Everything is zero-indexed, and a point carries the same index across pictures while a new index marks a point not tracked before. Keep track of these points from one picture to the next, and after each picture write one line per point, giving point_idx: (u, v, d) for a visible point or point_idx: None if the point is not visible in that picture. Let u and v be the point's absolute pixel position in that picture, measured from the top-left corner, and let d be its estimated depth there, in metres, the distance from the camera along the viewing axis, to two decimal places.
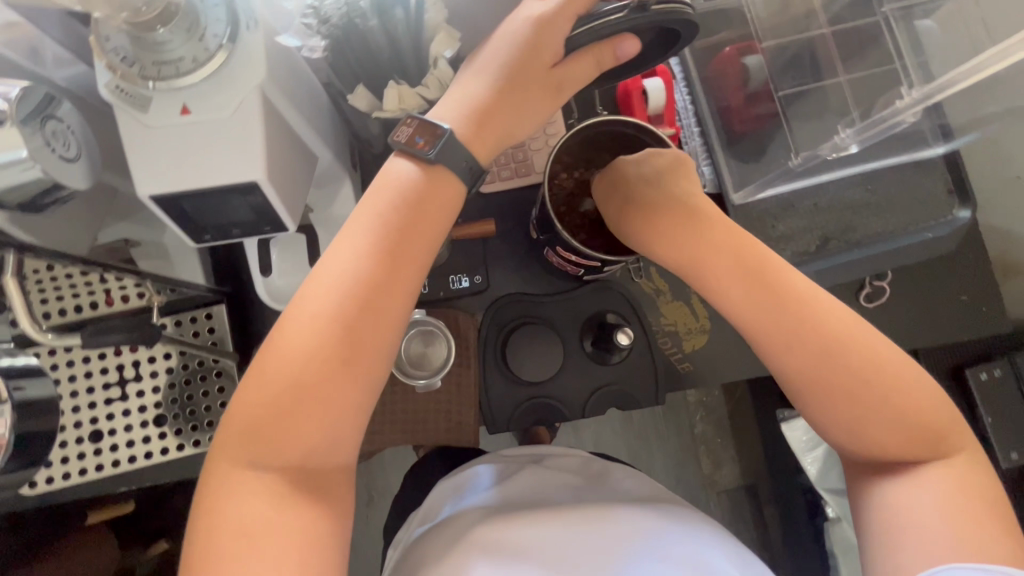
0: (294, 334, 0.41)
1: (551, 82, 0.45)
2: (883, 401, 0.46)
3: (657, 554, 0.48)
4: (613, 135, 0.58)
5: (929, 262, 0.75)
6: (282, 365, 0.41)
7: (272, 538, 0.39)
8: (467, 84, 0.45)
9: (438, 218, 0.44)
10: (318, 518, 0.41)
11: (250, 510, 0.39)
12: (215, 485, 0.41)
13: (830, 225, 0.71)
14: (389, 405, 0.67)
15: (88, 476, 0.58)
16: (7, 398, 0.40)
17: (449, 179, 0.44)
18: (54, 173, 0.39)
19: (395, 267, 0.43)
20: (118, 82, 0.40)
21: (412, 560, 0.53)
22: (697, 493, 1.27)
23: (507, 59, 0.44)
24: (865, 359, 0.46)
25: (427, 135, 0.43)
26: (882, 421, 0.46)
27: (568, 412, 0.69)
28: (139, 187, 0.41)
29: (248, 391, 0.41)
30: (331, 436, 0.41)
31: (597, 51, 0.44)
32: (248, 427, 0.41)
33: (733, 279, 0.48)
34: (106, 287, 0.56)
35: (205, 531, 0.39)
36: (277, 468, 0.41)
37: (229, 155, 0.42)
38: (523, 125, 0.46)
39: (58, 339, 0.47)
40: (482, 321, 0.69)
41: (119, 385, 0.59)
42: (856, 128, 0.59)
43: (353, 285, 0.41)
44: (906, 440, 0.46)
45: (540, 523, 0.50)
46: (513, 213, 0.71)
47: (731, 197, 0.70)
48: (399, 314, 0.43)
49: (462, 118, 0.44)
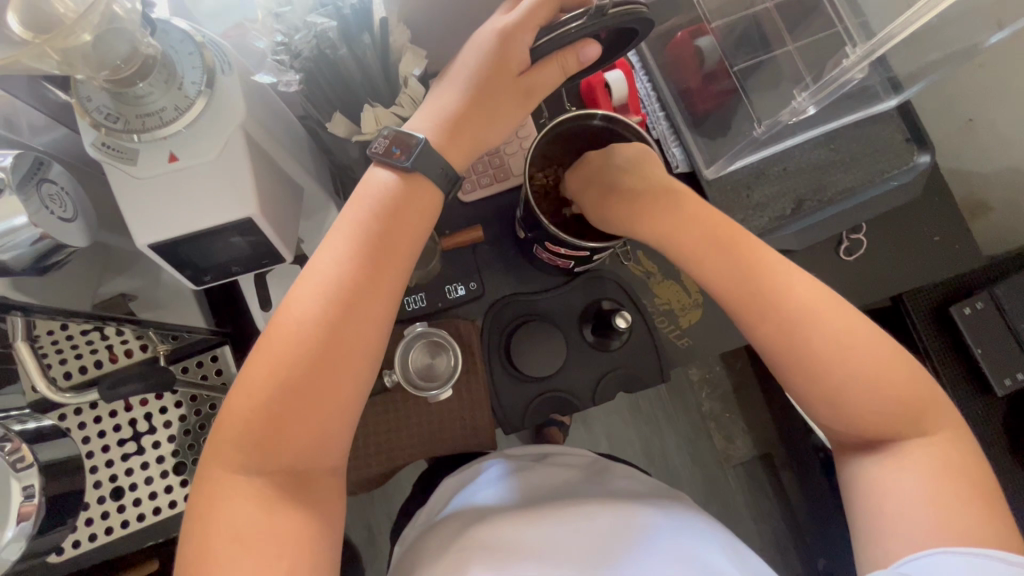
0: (284, 338, 0.41)
1: (519, 89, 0.46)
2: (870, 346, 0.48)
3: (653, 551, 0.48)
4: (584, 132, 0.61)
5: (899, 210, 0.78)
6: (271, 369, 0.41)
7: (263, 542, 0.39)
8: (439, 96, 0.47)
9: (415, 224, 0.45)
10: (305, 520, 0.41)
11: (240, 513, 0.40)
12: (208, 490, 0.41)
13: (802, 187, 0.74)
14: (403, 421, 0.68)
15: (114, 534, 0.57)
16: (33, 462, 0.47)
17: (427, 186, 0.45)
18: (54, 234, 0.40)
19: (376, 271, 0.44)
20: (104, 140, 0.41)
21: (412, 557, 0.55)
22: (714, 469, 1.28)
23: (476, 69, 0.45)
24: (849, 312, 0.50)
25: (404, 147, 0.45)
26: (867, 366, 0.48)
27: (578, 402, 0.71)
28: (137, 236, 0.43)
29: (238, 396, 0.41)
30: (320, 438, 0.42)
31: (562, 57, 0.45)
32: (240, 432, 0.41)
33: (722, 259, 0.51)
34: (108, 343, 0.56)
35: (195, 536, 0.39)
36: (268, 472, 0.41)
37: (221, 195, 0.43)
38: (496, 133, 0.48)
39: (76, 397, 0.49)
40: (483, 325, 0.71)
41: (133, 440, 0.59)
42: (811, 91, 0.61)
43: (337, 290, 0.42)
44: (901, 380, 0.48)
45: (537, 521, 0.51)
46: (497, 217, 0.73)
47: (704, 174, 0.73)
48: (383, 319, 0.44)
49: (434, 126, 0.46)
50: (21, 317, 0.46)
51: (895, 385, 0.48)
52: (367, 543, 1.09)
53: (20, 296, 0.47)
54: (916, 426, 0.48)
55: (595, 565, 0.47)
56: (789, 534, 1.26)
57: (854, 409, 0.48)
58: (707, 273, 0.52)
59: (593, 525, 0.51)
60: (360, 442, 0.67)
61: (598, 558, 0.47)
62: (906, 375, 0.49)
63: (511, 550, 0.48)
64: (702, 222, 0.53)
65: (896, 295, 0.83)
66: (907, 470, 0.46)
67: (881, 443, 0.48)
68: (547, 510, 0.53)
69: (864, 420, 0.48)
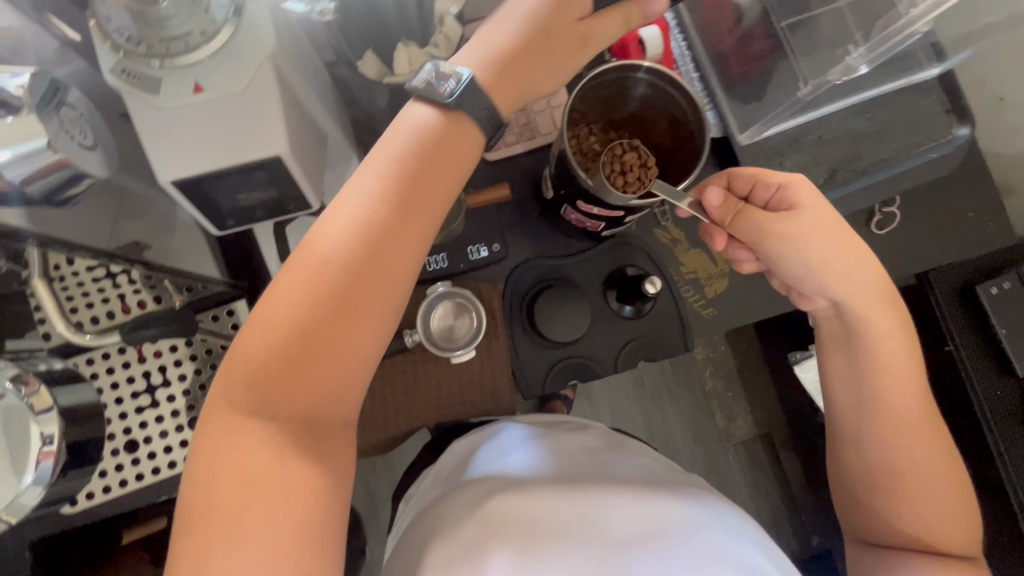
0: (310, 276, 0.38)
1: (579, 36, 0.43)
2: (897, 377, 0.51)
3: (691, 539, 0.47)
4: (616, 87, 0.59)
5: (931, 184, 0.76)
6: (295, 308, 0.37)
7: (275, 495, 0.37)
8: (492, 34, 0.42)
9: (453, 167, 0.41)
10: (316, 474, 0.39)
11: (251, 457, 0.37)
12: (217, 433, 0.38)
13: (837, 156, 0.72)
14: (424, 383, 0.67)
15: (130, 486, 0.56)
16: (53, 405, 0.49)
17: (468, 127, 0.41)
18: (75, 160, 0.38)
19: (407, 212, 0.39)
20: (124, 65, 0.38)
21: (428, 518, 0.54)
22: (714, 447, 1.29)
23: (534, 13, 0.42)
24: (910, 382, 0.51)
25: (446, 81, 0.40)
26: (890, 393, 0.51)
27: (600, 368, 0.70)
28: (159, 171, 0.40)
29: (254, 334, 0.38)
30: (341, 386, 0.39)
31: (624, 9, 0.44)
32: (254, 370, 0.38)
33: (876, 304, 0.51)
34: (120, 292, 0.54)
35: (202, 480, 0.37)
36: (283, 418, 0.38)
37: (251, 131, 0.40)
38: (548, 78, 0.44)
39: (99, 338, 0.52)
40: (504, 291, 0.69)
41: (148, 393, 0.57)
42: (867, 47, 0.60)
43: (368, 232, 0.38)
44: (919, 413, 0.51)
45: (562, 499, 0.49)
46: (521, 178, 0.71)
47: (738, 138, 0.70)
48: (412, 264, 0.40)
49: (483, 65, 0.41)
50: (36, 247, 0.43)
51: (910, 410, 0.51)
52: (368, 510, 1.09)
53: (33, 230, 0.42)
54: (924, 460, 0.51)
55: (622, 554, 0.45)
56: (787, 512, 1.27)
57: (884, 422, 0.51)
58: (865, 310, 0.51)
59: (620, 506, 0.49)
60: (377, 403, 0.66)
61: (624, 545, 0.46)
62: (916, 397, 0.51)
63: (537, 531, 0.47)
64: (874, 280, 0.52)
65: (921, 274, 0.82)
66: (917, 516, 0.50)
67: (888, 466, 0.51)
68: (573, 485, 0.51)
69: (890, 437, 0.51)
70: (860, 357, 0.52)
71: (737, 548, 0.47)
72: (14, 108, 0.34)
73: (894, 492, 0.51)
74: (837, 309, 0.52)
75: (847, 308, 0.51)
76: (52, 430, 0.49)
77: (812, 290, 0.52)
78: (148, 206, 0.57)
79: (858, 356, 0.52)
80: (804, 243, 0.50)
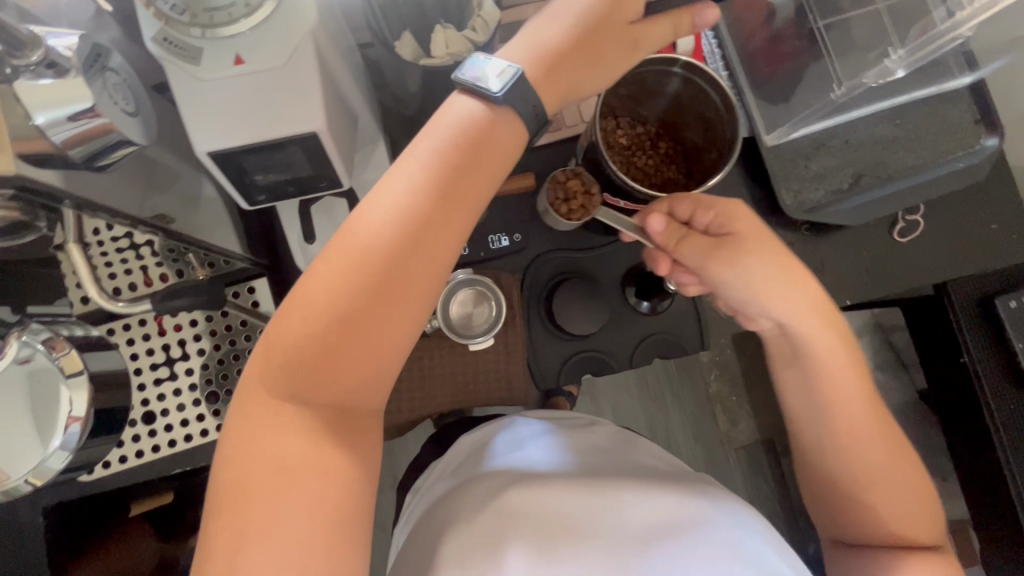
0: (348, 266, 0.37)
1: (630, 39, 0.43)
2: (849, 389, 0.51)
3: (710, 539, 0.46)
4: (644, 83, 0.59)
5: (955, 195, 0.75)
6: (332, 297, 0.37)
7: (307, 480, 0.38)
8: (541, 28, 0.42)
9: (495, 163, 0.40)
10: (346, 461, 0.39)
11: (287, 441, 0.38)
12: (252, 416, 0.39)
13: (862, 161, 0.71)
14: (438, 370, 0.67)
15: (146, 457, 0.58)
16: (84, 370, 0.48)
17: (515, 123, 0.40)
18: (121, 127, 0.38)
19: (447, 206, 0.39)
20: (167, 34, 0.38)
21: (440, 509, 0.55)
22: (715, 450, 1.28)
23: (588, 9, 0.41)
24: (858, 387, 0.51)
25: (500, 76, 0.39)
26: (843, 406, 0.51)
27: (615, 363, 0.70)
28: (197, 143, 0.40)
29: (292, 321, 0.38)
30: (374, 376, 0.40)
31: (676, 17, 0.45)
32: (291, 357, 0.38)
33: (817, 325, 0.50)
34: (142, 265, 0.57)
35: (238, 461, 0.38)
36: (317, 405, 0.39)
37: (289, 106, 0.41)
38: (594, 79, 0.44)
39: (131, 306, 0.50)
40: (523, 281, 0.69)
41: (166, 365, 0.59)
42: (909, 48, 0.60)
43: (407, 224, 0.38)
44: (873, 420, 0.51)
45: (577, 495, 0.49)
46: (544, 169, 0.71)
47: (765, 139, 0.70)
48: (449, 256, 0.40)
49: (533, 60, 0.41)
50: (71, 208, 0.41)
51: (862, 420, 0.51)
52: None
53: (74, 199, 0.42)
54: (886, 464, 0.51)
55: (636, 551, 0.45)
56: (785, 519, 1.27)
57: (841, 433, 0.51)
58: (807, 330, 0.50)
59: (628, 502, 0.49)
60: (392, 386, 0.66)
61: (634, 541, 0.46)
62: (868, 406, 0.51)
63: (552, 527, 0.47)
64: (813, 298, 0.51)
65: (939, 284, 0.79)
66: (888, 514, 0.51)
67: (859, 474, 0.51)
68: (584, 479, 0.52)
69: (847, 446, 0.51)
70: (812, 375, 0.52)
71: (742, 540, 0.47)
72: (62, 70, 0.34)
73: (862, 493, 0.52)
74: (782, 329, 0.52)
75: (791, 330, 0.51)
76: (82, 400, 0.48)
77: (755, 312, 0.52)
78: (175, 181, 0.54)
79: (807, 372, 0.52)
80: (738, 269, 0.50)
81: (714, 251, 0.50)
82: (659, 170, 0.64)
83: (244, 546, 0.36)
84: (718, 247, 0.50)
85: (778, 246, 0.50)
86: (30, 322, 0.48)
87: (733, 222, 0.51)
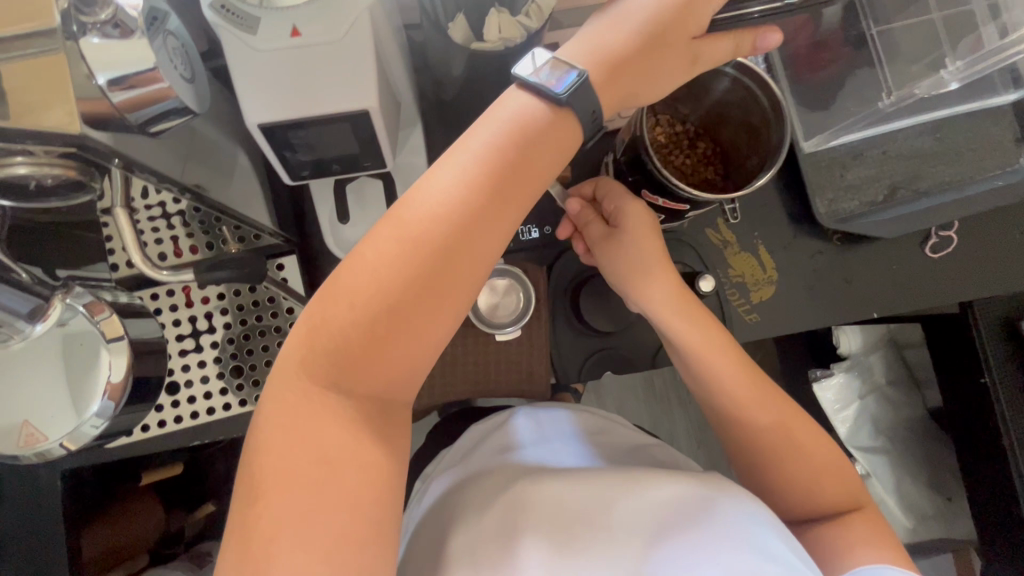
0: (399, 258, 0.37)
1: (689, 53, 0.43)
2: (717, 364, 0.56)
3: (734, 540, 0.44)
4: (689, 83, 0.59)
5: (991, 213, 0.74)
6: (382, 288, 0.37)
7: (345, 471, 0.37)
8: (605, 31, 0.42)
9: (550, 161, 0.40)
10: (383, 452, 0.39)
11: (326, 432, 0.37)
12: (291, 403, 0.38)
13: (899, 174, 0.69)
14: (460, 358, 0.65)
15: (167, 427, 0.58)
16: (125, 335, 0.47)
17: (573, 124, 0.40)
18: (178, 92, 0.38)
19: (500, 200, 0.39)
20: (224, 2, 0.38)
21: (456, 504, 0.53)
22: (719, 458, 1.26)
23: (655, 15, 0.41)
24: (726, 359, 0.56)
25: (558, 73, 0.39)
26: (721, 381, 0.56)
27: (638, 363, 0.69)
28: (248, 114, 0.40)
29: (339, 308, 0.37)
30: (415, 367, 0.40)
31: (738, 35, 0.45)
32: (335, 346, 0.38)
33: (683, 308, 0.56)
34: (173, 236, 0.57)
35: (275, 450, 0.37)
36: (358, 396, 0.39)
37: (342, 81, 0.40)
38: (647, 88, 0.44)
39: (173, 275, 0.48)
40: (549, 275, 0.69)
41: (192, 337, 0.59)
42: (965, 62, 0.60)
43: (459, 218, 0.38)
44: (749, 390, 0.56)
45: (602, 497, 0.48)
46: (578, 164, 0.70)
47: (802, 145, 0.69)
48: (495, 252, 0.40)
49: (594, 60, 0.41)
50: (119, 168, 0.40)
51: (737, 390, 0.56)
52: None
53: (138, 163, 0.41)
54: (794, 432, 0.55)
55: (658, 553, 0.44)
56: None
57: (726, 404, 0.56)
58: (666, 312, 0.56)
59: (637, 491, 0.48)
60: None
61: (645, 534, 0.45)
62: (740, 376, 0.56)
63: (580, 529, 0.46)
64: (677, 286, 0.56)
65: (963, 303, 0.78)
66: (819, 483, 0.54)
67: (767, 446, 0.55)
68: (599, 473, 0.51)
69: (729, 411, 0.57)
70: (684, 353, 0.57)
71: (749, 527, 0.45)
72: (126, 30, 0.34)
73: (787, 467, 0.55)
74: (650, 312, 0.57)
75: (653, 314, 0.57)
76: (121, 366, 0.47)
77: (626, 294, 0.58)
78: (214, 151, 0.54)
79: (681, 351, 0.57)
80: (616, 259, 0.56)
81: (603, 240, 0.57)
82: (696, 171, 0.64)
83: (280, 537, 0.35)
84: (609, 237, 0.56)
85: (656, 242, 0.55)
86: (73, 285, 0.47)
87: (624, 217, 0.55)
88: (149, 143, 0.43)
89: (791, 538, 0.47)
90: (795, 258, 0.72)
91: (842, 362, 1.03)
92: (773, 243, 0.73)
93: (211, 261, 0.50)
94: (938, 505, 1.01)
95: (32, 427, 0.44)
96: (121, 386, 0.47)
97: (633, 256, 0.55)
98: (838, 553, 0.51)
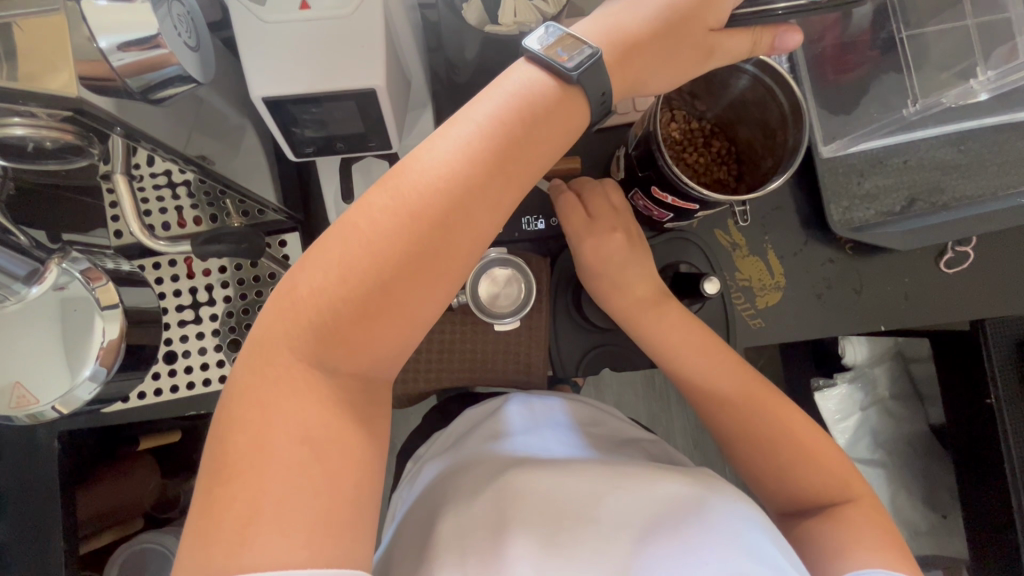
0: (395, 234, 0.36)
1: (706, 45, 0.42)
2: (691, 358, 0.58)
3: (724, 546, 0.43)
4: (709, 79, 0.58)
5: (1010, 231, 0.72)
6: (375, 264, 0.36)
7: (328, 453, 0.36)
8: (621, 14, 0.40)
9: (551, 142, 0.39)
10: (364, 433, 0.39)
11: (308, 409, 0.37)
12: (273, 377, 0.37)
13: (919, 184, 0.67)
14: (458, 345, 0.65)
15: (162, 396, 0.59)
16: (120, 303, 0.47)
17: (581, 106, 0.39)
18: (184, 61, 0.38)
19: (498, 180, 0.38)
20: None
21: (442, 495, 0.52)
22: (714, 459, 1.25)
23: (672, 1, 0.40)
24: (700, 357, 0.58)
25: (571, 51, 0.38)
26: (700, 374, 0.58)
27: (636, 360, 0.68)
28: (253, 86, 0.40)
29: (329, 279, 0.37)
30: (401, 346, 0.40)
31: (758, 33, 0.43)
32: (323, 319, 0.37)
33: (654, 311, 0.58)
34: (178, 206, 0.58)
35: (252, 427, 0.36)
36: (342, 373, 0.38)
37: (347, 59, 0.40)
38: (660, 78, 0.42)
39: (170, 247, 0.48)
40: (552, 268, 0.68)
41: (192, 308, 0.59)
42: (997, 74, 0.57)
43: (455, 197, 0.37)
44: (730, 388, 0.57)
45: (590, 495, 0.47)
46: (589, 157, 0.69)
47: (822, 150, 0.66)
48: (489, 235, 0.39)
49: (608, 42, 0.39)
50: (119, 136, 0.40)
51: (717, 387, 0.57)
52: None
53: (141, 130, 0.41)
54: (787, 435, 0.55)
55: (650, 559, 0.42)
56: None
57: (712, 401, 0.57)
58: (637, 308, 0.59)
59: (627, 486, 0.47)
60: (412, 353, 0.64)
61: (630, 530, 0.45)
62: (717, 370, 0.57)
63: (568, 527, 0.45)
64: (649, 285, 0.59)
65: (976, 321, 0.76)
66: (812, 489, 0.53)
67: (756, 444, 0.55)
68: (587, 466, 0.50)
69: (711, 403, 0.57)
70: (659, 349, 0.59)
71: (737, 528, 0.44)
72: None
73: (778, 467, 0.54)
74: (625, 307, 0.59)
75: (628, 308, 0.59)
76: (115, 332, 0.47)
77: (597, 293, 0.61)
78: (220, 122, 0.53)
79: (649, 349, 0.59)
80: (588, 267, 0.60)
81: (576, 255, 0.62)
82: (710, 169, 0.62)
83: (257, 520, 0.34)
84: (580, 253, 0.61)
85: (626, 251, 0.59)
86: (71, 249, 0.47)
87: (597, 236, 0.59)
88: (152, 111, 0.42)
89: (782, 542, 0.46)
90: (805, 264, 0.71)
91: (846, 372, 1.02)
92: (783, 248, 0.71)
93: (208, 234, 0.49)
94: (933, 521, 1.00)
95: (24, 389, 0.44)
96: (115, 351, 0.47)
97: (606, 262, 0.59)
98: (830, 556, 0.49)
